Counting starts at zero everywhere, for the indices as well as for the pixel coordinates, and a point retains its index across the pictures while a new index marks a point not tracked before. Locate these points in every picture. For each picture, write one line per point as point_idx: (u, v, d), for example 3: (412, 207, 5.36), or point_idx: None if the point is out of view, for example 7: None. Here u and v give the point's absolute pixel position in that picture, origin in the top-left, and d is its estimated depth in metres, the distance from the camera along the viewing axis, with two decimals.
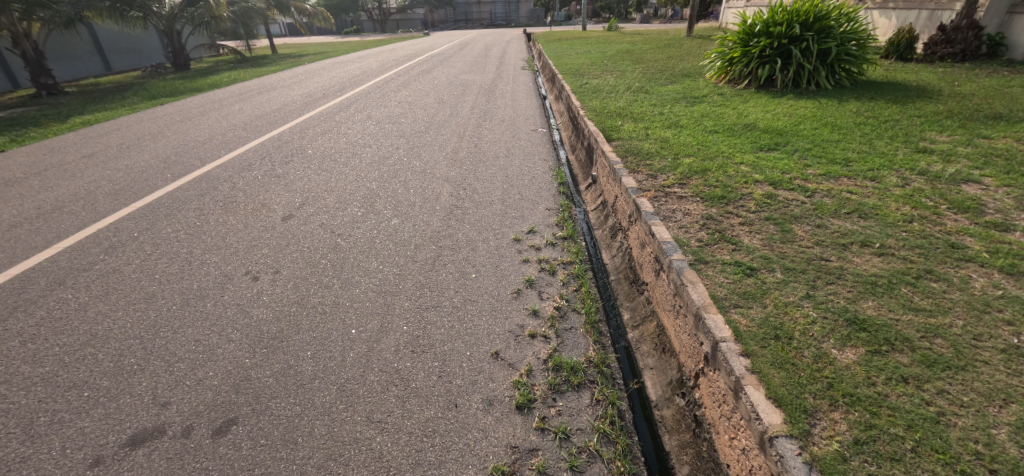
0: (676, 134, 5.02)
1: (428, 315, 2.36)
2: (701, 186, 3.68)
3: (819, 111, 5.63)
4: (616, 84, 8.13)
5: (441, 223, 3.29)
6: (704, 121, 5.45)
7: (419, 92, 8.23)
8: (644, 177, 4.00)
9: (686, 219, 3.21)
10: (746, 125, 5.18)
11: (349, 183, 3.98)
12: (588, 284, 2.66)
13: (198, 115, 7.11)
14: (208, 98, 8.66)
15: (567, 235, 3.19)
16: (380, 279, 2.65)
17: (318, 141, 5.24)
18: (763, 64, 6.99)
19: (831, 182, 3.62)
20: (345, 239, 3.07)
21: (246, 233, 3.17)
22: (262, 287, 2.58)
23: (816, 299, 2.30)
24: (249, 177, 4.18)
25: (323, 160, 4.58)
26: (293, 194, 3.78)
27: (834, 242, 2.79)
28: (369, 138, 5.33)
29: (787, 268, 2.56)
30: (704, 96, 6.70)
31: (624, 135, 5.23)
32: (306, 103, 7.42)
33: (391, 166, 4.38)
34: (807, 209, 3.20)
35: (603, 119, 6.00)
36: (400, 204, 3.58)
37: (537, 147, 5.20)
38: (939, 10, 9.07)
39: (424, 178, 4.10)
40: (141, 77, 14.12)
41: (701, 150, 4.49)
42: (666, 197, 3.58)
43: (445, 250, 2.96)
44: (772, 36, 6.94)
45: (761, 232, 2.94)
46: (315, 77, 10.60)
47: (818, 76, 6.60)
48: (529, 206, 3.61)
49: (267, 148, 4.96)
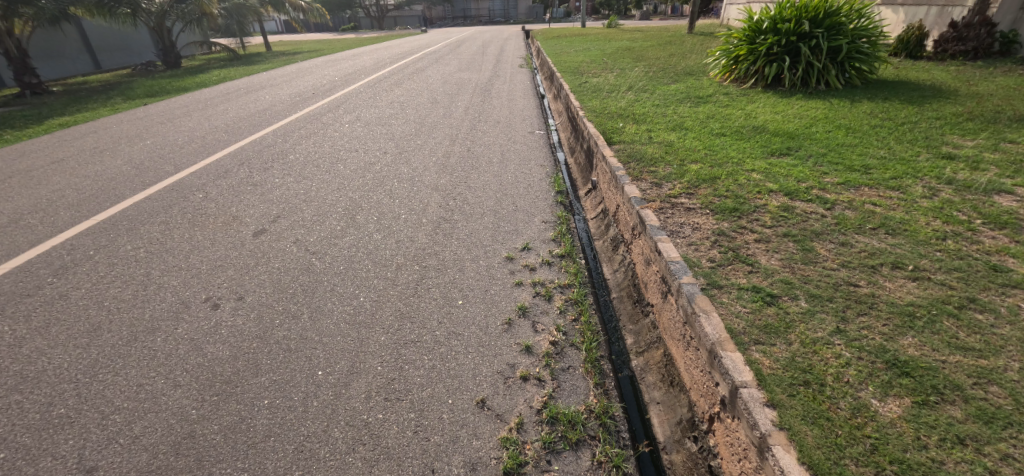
0: (681, 138, 4.73)
1: (406, 351, 2.07)
2: (711, 196, 3.38)
3: (831, 112, 5.34)
4: (616, 83, 7.82)
5: (427, 239, 3.00)
6: (710, 122, 5.16)
7: (412, 91, 7.93)
8: (648, 185, 3.71)
9: (696, 234, 2.92)
10: (755, 128, 4.88)
11: (331, 193, 3.69)
12: (587, 312, 2.37)
13: (181, 116, 6.81)
14: (194, 97, 8.36)
15: (566, 252, 2.90)
16: (354, 306, 2.37)
17: (302, 144, 4.95)
18: (771, 62, 6.69)
19: (851, 192, 3.34)
20: (320, 257, 2.79)
21: (212, 252, 2.89)
22: (221, 318, 2.29)
23: (849, 335, 2.02)
24: (223, 185, 3.88)
25: (305, 167, 4.29)
26: (269, 205, 3.49)
27: (862, 264, 2.50)
28: (356, 142, 5.03)
29: (812, 294, 2.28)
30: (709, 96, 6.40)
31: (625, 138, 4.93)
32: (293, 104, 7.11)
33: (377, 173, 4.09)
34: (828, 223, 2.92)
35: (603, 120, 5.72)
36: (384, 216, 3.29)
37: (533, 151, 4.91)
38: (950, 6, 8.75)
39: (410, 187, 3.80)
40: (130, 76, 13.79)
41: (709, 154, 4.20)
42: (672, 209, 3.29)
43: (428, 270, 2.67)
44: (780, 33, 6.62)
45: (779, 251, 2.66)
46: (305, 76, 10.27)
47: (828, 75, 6.31)
48: (523, 218, 3.33)
49: (247, 153, 4.66)
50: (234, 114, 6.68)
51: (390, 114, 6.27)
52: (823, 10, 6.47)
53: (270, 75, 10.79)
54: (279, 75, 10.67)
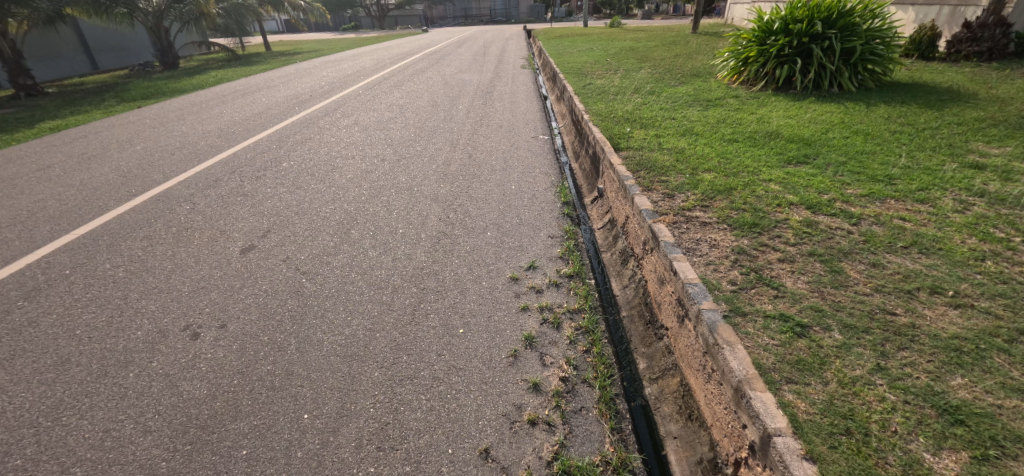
0: (692, 144, 4.53)
1: (401, 391, 1.88)
2: (727, 208, 3.18)
3: (847, 117, 5.14)
4: (621, 85, 7.62)
5: (425, 257, 2.81)
6: (721, 128, 4.96)
7: (412, 94, 7.74)
8: (660, 196, 3.51)
9: (714, 252, 2.73)
10: (769, 134, 4.68)
11: (325, 204, 3.51)
12: (600, 342, 2.18)
13: (175, 119, 6.63)
14: (189, 100, 8.18)
15: (575, 272, 2.71)
16: (346, 336, 2.18)
17: (296, 151, 4.76)
18: (782, 64, 6.49)
19: (877, 205, 3.14)
20: (310, 278, 2.60)
21: (196, 272, 2.69)
22: (201, 350, 2.11)
23: (891, 374, 1.82)
24: (213, 196, 3.69)
25: (299, 175, 4.10)
26: (259, 218, 3.30)
27: (897, 288, 2.30)
28: (353, 148, 4.83)
29: (847, 325, 2.08)
30: (718, 100, 6.20)
31: (634, 144, 4.73)
32: (290, 107, 6.92)
33: (374, 182, 3.90)
34: (856, 241, 2.72)
35: (610, 125, 5.52)
36: (380, 231, 3.10)
37: (537, 158, 4.71)
38: (962, 6, 8.53)
39: (409, 198, 3.61)
40: (127, 77, 13.63)
41: (722, 163, 4.00)
42: (687, 223, 3.09)
43: (427, 293, 2.47)
44: (791, 34, 6.42)
45: (805, 272, 2.46)
46: (303, 77, 10.07)
47: (842, 77, 6.10)
48: (528, 233, 3.13)
49: (239, 161, 4.47)
50: (228, 117, 6.49)
51: (389, 118, 6.08)
52: (835, 10, 6.27)
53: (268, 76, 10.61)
54: (277, 77, 10.49)
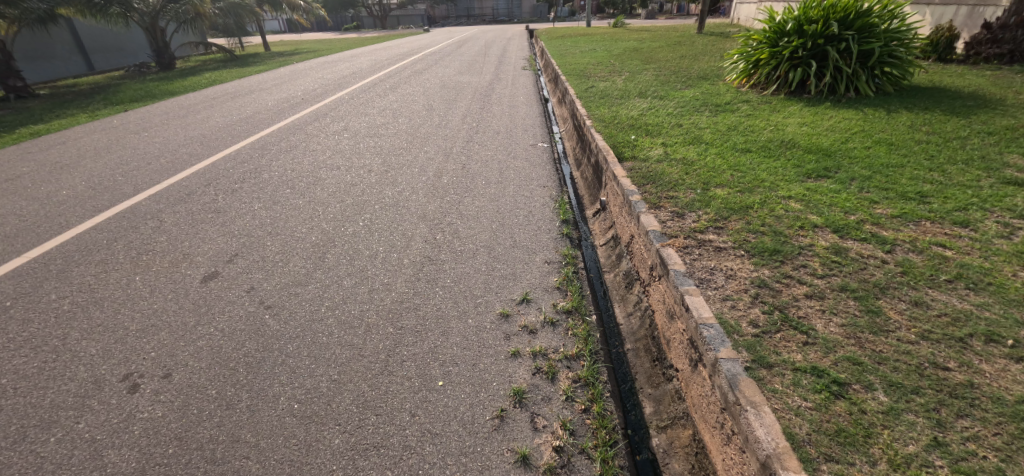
0: (701, 155, 4.21)
1: (365, 465, 1.57)
2: (744, 231, 2.87)
3: (867, 124, 4.81)
4: (625, 88, 7.29)
5: (407, 287, 2.51)
6: (732, 136, 4.65)
7: (407, 97, 7.45)
8: (669, 214, 3.19)
9: (730, 285, 2.41)
10: (785, 143, 4.35)
11: (302, 223, 3.21)
12: (601, 398, 1.87)
13: (160, 123, 6.36)
14: (178, 102, 7.93)
15: (574, 307, 2.40)
16: (306, 389, 1.87)
17: (279, 160, 4.47)
18: (795, 67, 6.16)
19: (911, 228, 2.82)
20: (274, 314, 2.30)
21: (148, 305, 2.40)
22: (137, 407, 1.81)
23: (952, 453, 1.50)
24: (182, 213, 3.41)
25: (278, 188, 3.80)
26: (228, 239, 3.01)
27: (946, 334, 1.99)
28: (339, 157, 4.53)
29: (892, 384, 1.77)
30: (728, 105, 5.87)
31: (639, 154, 4.42)
32: (279, 111, 6.63)
33: (357, 197, 3.60)
34: (893, 273, 2.40)
35: (613, 132, 5.22)
36: (358, 256, 2.80)
37: (536, 168, 4.40)
38: (981, 6, 8.16)
39: (393, 216, 3.31)
40: (122, 77, 13.40)
41: (736, 175, 3.69)
42: (699, 248, 2.77)
43: (404, 334, 2.17)
44: (806, 35, 6.08)
45: (837, 314, 2.15)
46: (297, 79, 9.78)
47: (859, 81, 5.77)
48: (522, 258, 2.82)
49: (217, 172, 4.19)
50: (215, 122, 6.22)
51: (381, 123, 5.79)
52: (853, 10, 5.92)
53: (263, 77, 10.38)
54: (272, 78, 10.25)
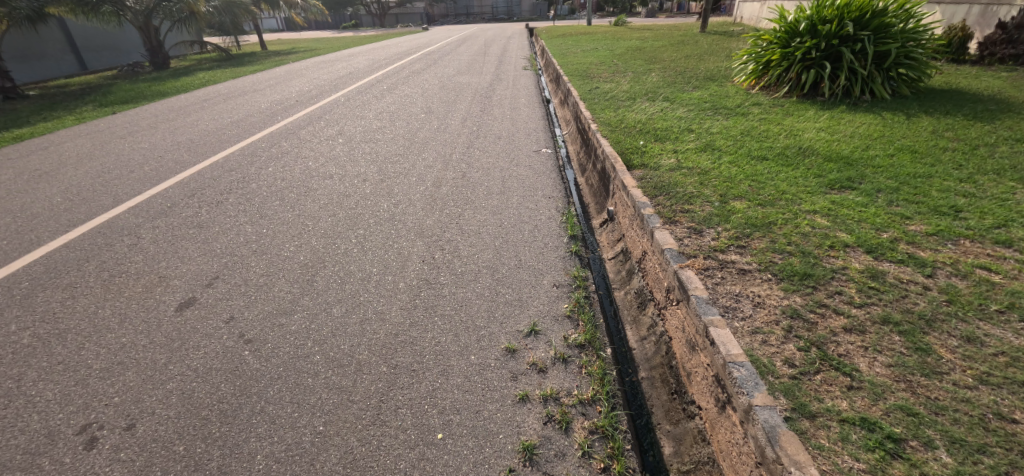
0: (715, 163, 3.98)
1: None
2: (769, 251, 2.64)
3: (887, 130, 4.59)
4: (630, 90, 7.05)
5: (403, 316, 2.28)
6: (746, 142, 4.43)
7: (405, 99, 7.21)
8: (685, 229, 2.96)
9: (759, 315, 2.18)
10: (803, 150, 4.12)
11: (290, 239, 2.98)
12: (622, 454, 1.64)
13: (148, 127, 6.11)
14: (168, 104, 7.68)
15: (587, 341, 2.17)
16: (287, 445, 1.64)
17: (269, 168, 4.23)
18: (807, 69, 5.93)
19: (950, 248, 2.60)
20: (255, 349, 2.07)
21: (117, 338, 2.17)
22: (92, 468, 1.58)
23: None
24: (162, 228, 3.18)
25: (266, 200, 3.57)
26: (210, 259, 2.78)
27: (1008, 378, 1.76)
28: (332, 164, 4.29)
29: (955, 442, 1.54)
30: (739, 107, 5.65)
31: (649, 161, 4.20)
32: (271, 114, 6.39)
33: (350, 210, 3.37)
34: (938, 302, 2.18)
35: (620, 137, 5.00)
36: (350, 278, 2.57)
37: (540, 176, 4.17)
38: (995, 5, 7.89)
39: (389, 232, 3.07)
40: (114, 77, 13.13)
41: (754, 186, 3.46)
42: (721, 269, 2.54)
43: (398, 374, 1.94)
44: (819, 36, 5.85)
45: (882, 352, 1.93)
46: (292, 79, 9.54)
47: (875, 84, 5.55)
48: (528, 280, 2.59)
49: (203, 181, 3.95)
50: (204, 126, 5.98)
51: (378, 127, 5.56)
52: (869, 10, 5.69)
53: (258, 77, 10.14)
54: (266, 78, 10.00)
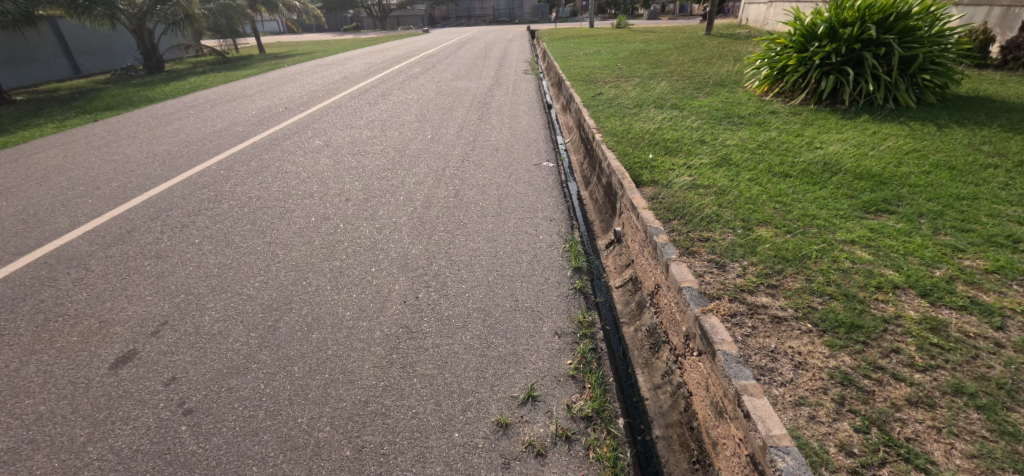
0: (734, 180, 3.61)
1: None
2: (805, 293, 2.27)
3: (918, 141, 4.21)
4: (637, 97, 6.68)
5: (376, 377, 1.92)
6: (765, 155, 4.07)
7: (399, 106, 6.88)
8: (706, 263, 2.59)
9: (802, 381, 1.81)
10: (830, 166, 3.74)
11: (257, 273, 2.63)
12: None
13: (126, 136, 5.78)
14: (153, 111, 7.36)
15: (594, 411, 1.81)
16: None
17: (245, 184, 3.89)
18: (826, 75, 5.56)
19: (1018, 290, 2.22)
20: (193, 424, 1.72)
21: (35, 407, 1.82)
22: None
23: None
24: (116, 258, 2.83)
25: (235, 223, 3.21)
26: (163, 299, 2.44)
27: None
28: (314, 180, 3.93)
29: None
30: (754, 116, 5.28)
31: (659, 177, 3.84)
32: (257, 122, 6.05)
33: (328, 236, 3.02)
34: (1018, 365, 1.79)
35: (626, 148, 4.64)
36: (319, 324, 2.22)
37: (541, 193, 3.80)
38: (1018, 6, 7.47)
39: (369, 263, 2.72)
40: (106, 82, 12.82)
41: (780, 209, 3.10)
42: (751, 316, 2.17)
43: (364, 462, 1.58)
44: (840, 39, 5.48)
45: (962, 437, 1.54)
46: (285, 84, 9.20)
47: (900, 91, 5.16)
48: (525, 328, 2.22)
49: (171, 201, 3.61)
50: (185, 134, 5.64)
51: (368, 137, 5.22)
52: (893, 12, 5.32)
53: (251, 82, 9.83)
54: (259, 83, 9.69)
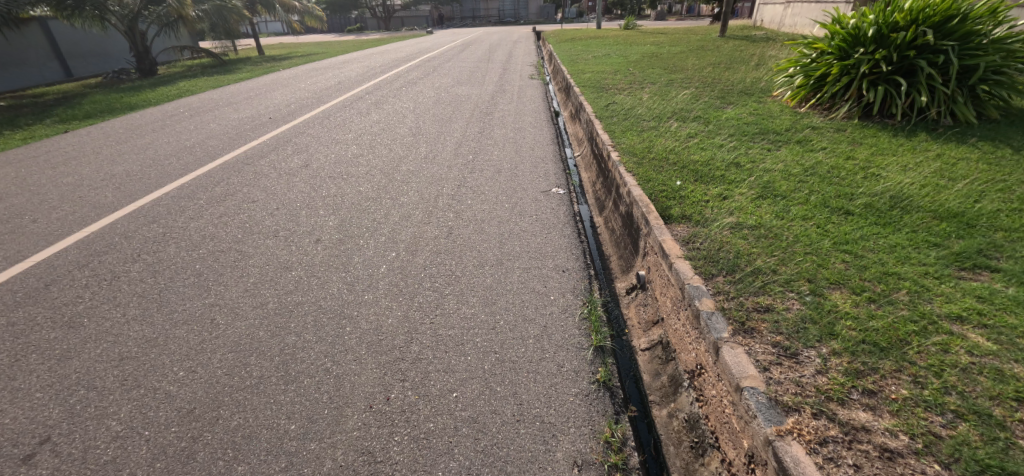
0: (784, 219, 2.99)
1: None
2: (921, 409, 1.64)
3: (998, 167, 3.55)
4: (655, 107, 6.06)
5: None
6: (815, 184, 3.45)
7: (393, 116, 6.31)
8: (770, 348, 1.97)
9: None
10: (898, 201, 3.12)
11: (187, 356, 2.04)
12: None
13: (88, 151, 5.22)
14: (129, 120, 6.82)
15: None
16: None
17: (201, 218, 3.31)
18: (873, 84, 4.91)
19: None
20: None
21: None
22: None
23: None
24: (18, 328, 2.25)
25: (178, 275, 2.63)
26: (56, 398, 1.86)
27: None
28: (281, 213, 3.34)
29: None
30: (792, 132, 4.65)
31: (692, 212, 3.23)
32: (234, 135, 5.48)
33: (285, 295, 2.42)
34: None
35: (648, 171, 4.03)
36: (251, 447, 1.62)
37: (551, 229, 3.20)
38: None
39: (330, 339, 2.12)
40: (94, 85, 12.33)
41: (850, 263, 2.48)
42: (850, 446, 1.54)
43: None
44: (890, 45, 4.85)
45: None
46: (275, 90, 8.66)
47: (958, 104, 4.48)
48: (533, 455, 1.60)
49: (109, 241, 3.03)
50: (152, 150, 5.07)
51: (352, 155, 4.63)
52: (954, 14, 4.65)
53: (241, 87, 9.30)
54: (250, 88, 9.17)
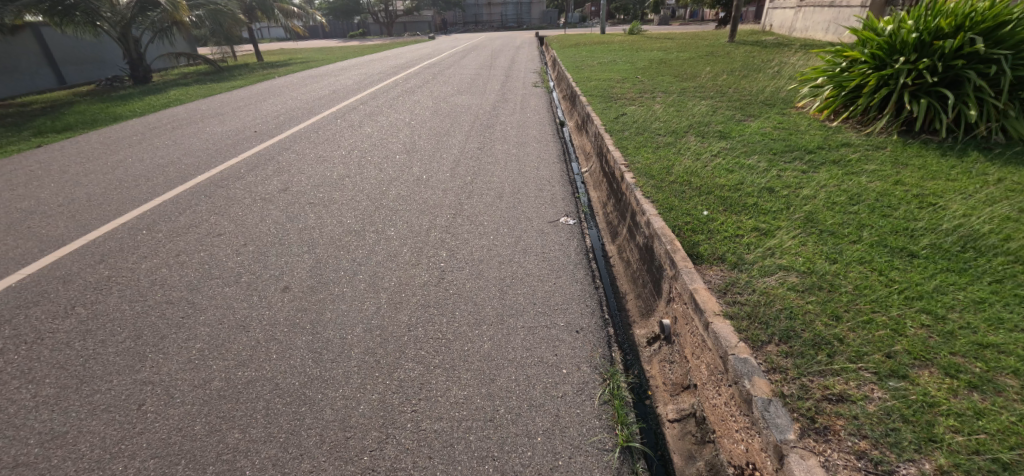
0: (838, 262, 2.53)
1: None
2: None
3: None
4: (668, 120, 5.62)
5: None
6: (865, 216, 2.98)
7: (387, 129, 5.88)
8: (857, 463, 1.49)
9: None
10: (970, 241, 2.64)
11: (94, 463, 1.57)
12: None
13: (54, 171, 4.78)
14: (107, 134, 6.40)
15: None
16: None
17: (156, 257, 2.86)
18: (913, 96, 4.45)
19: None
20: None
21: None
22: None
23: None
24: None
25: (112, 337, 2.18)
26: None
27: None
28: (249, 252, 2.89)
29: None
30: (825, 151, 4.19)
31: (726, 252, 2.76)
32: (214, 152, 5.05)
33: (236, 368, 1.97)
34: None
35: (668, 196, 3.57)
36: None
37: (562, 272, 2.73)
38: None
39: (283, 437, 1.66)
40: (85, 94, 11.95)
41: (932, 329, 2.00)
42: None
43: None
44: (933, 54, 4.40)
45: None
46: (266, 100, 8.25)
47: (1010, 119, 3.98)
48: None
49: (41, 289, 2.57)
50: (122, 169, 4.65)
51: (338, 176, 4.19)
52: (1007, 20, 4.20)
53: (231, 97, 8.89)
54: (241, 97, 8.77)
